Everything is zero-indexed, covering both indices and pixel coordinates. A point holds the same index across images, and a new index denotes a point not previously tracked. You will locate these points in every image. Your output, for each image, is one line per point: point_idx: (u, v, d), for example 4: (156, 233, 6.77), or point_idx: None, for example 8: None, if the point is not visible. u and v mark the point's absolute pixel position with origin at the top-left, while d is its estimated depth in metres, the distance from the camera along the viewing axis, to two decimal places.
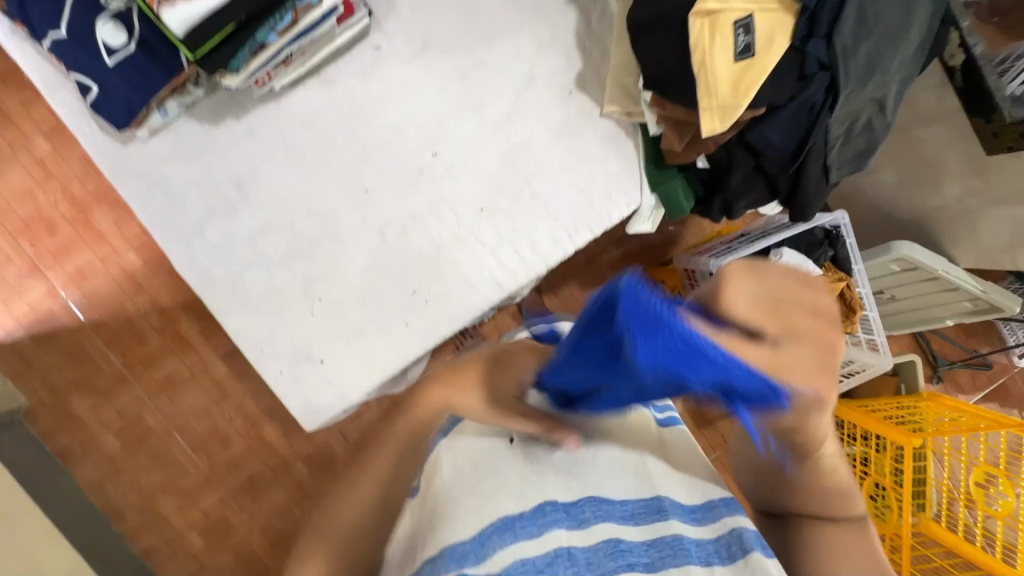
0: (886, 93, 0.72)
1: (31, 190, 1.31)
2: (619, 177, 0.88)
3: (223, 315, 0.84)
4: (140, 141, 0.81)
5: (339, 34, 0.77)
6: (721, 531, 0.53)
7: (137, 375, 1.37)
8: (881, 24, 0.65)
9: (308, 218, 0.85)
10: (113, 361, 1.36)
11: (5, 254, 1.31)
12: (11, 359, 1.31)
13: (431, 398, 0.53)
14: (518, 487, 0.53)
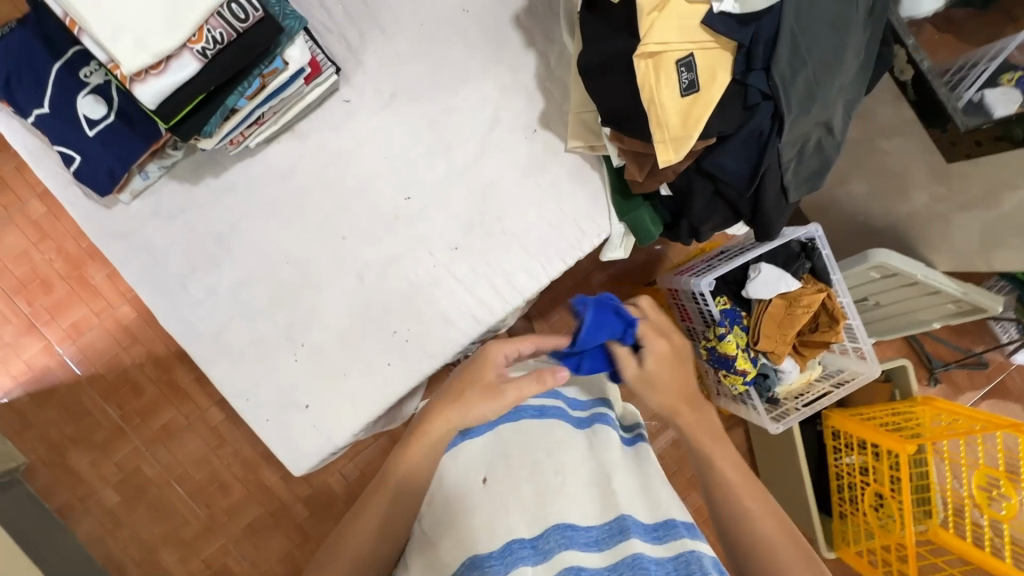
0: (834, 115, 0.75)
1: (26, 251, 1.34)
2: (589, 208, 0.92)
3: (210, 366, 0.87)
4: (124, 203, 0.85)
5: (308, 92, 0.81)
6: (679, 549, 0.56)
7: (134, 427, 1.37)
8: (818, 53, 0.67)
9: (289, 267, 0.88)
10: (110, 414, 1.37)
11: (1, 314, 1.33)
12: (9, 418, 1.33)
13: (432, 430, 0.63)
14: (487, 526, 0.58)
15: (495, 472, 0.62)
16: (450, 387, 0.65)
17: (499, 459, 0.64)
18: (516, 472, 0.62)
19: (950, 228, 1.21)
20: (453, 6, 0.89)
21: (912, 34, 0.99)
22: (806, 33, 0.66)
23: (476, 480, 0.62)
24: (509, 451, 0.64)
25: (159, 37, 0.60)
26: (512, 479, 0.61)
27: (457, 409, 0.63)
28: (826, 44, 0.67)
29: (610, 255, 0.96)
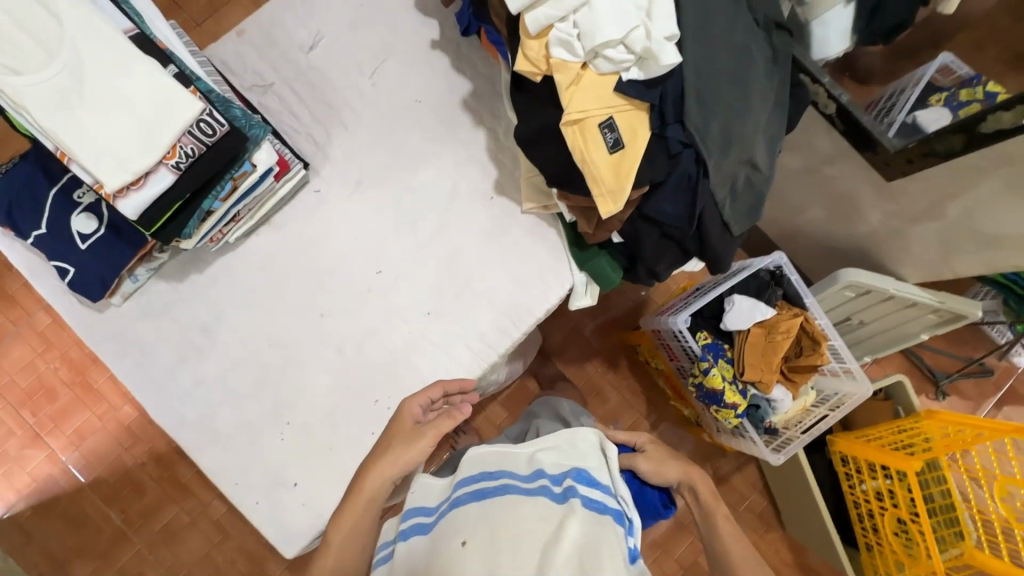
0: (756, 154, 0.81)
1: (32, 361, 1.40)
2: (551, 263, 0.97)
3: (199, 455, 0.89)
4: (116, 306, 0.91)
5: (279, 188, 0.89)
6: None
7: (136, 530, 1.37)
8: (726, 104, 0.75)
9: (270, 350, 0.92)
10: (112, 519, 1.37)
11: (9, 428, 1.37)
12: (13, 532, 1.34)
13: (368, 483, 0.74)
14: None
15: (474, 537, 0.62)
16: (377, 446, 0.77)
17: (482, 519, 0.64)
18: (496, 545, 0.61)
19: (908, 242, 1.25)
20: (407, 98, 1.00)
21: (827, 74, 1.08)
22: (712, 88, 0.73)
23: (456, 542, 0.63)
24: (491, 517, 0.64)
25: (136, 158, 0.67)
26: (493, 545, 0.61)
27: (388, 456, 0.75)
28: (732, 96, 0.75)
29: (577, 304, 1.00)
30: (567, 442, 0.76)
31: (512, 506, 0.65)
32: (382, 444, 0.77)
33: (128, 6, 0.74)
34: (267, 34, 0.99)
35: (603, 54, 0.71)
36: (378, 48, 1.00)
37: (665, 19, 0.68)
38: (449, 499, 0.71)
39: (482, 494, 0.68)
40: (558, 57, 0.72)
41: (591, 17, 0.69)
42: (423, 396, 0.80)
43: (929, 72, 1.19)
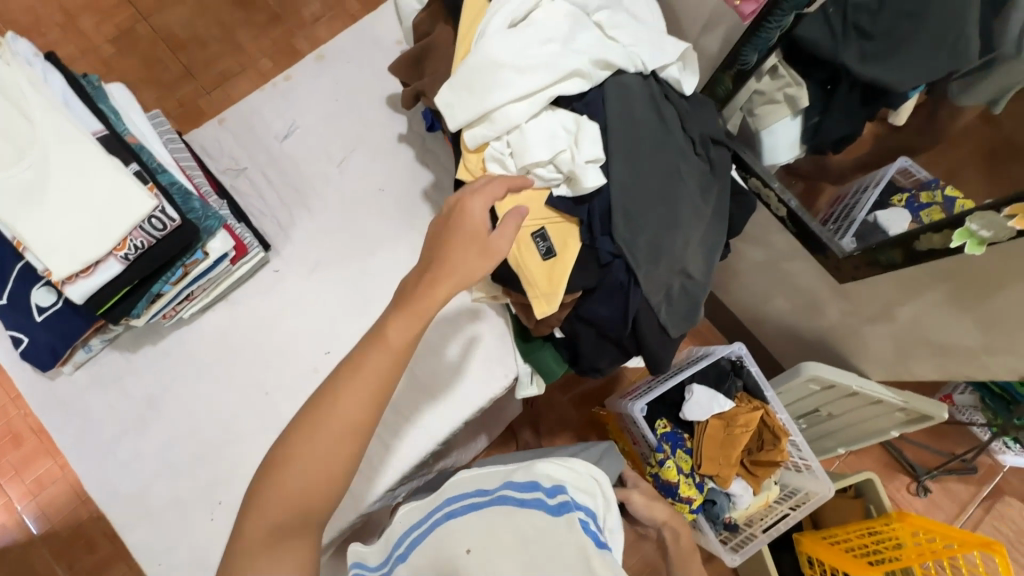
0: (688, 264, 0.83)
1: (4, 407, 1.41)
2: (497, 353, 0.99)
3: (126, 531, 0.89)
4: (66, 374, 0.93)
5: (236, 269, 0.94)
6: None
7: None
8: (651, 220, 0.78)
9: (210, 425, 0.93)
10: None
11: None
12: None
13: (438, 293, 0.69)
14: None
15: (476, 546, 0.63)
16: (438, 254, 0.71)
17: (483, 533, 0.64)
18: (495, 554, 0.61)
19: (867, 341, 1.25)
20: (370, 187, 1.05)
21: (777, 179, 1.13)
22: (638, 207, 0.77)
23: (460, 551, 0.64)
24: (489, 530, 0.64)
25: (86, 249, 0.71)
26: (491, 558, 0.61)
27: (458, 267, 0.70)
28: (658, 213, 0.79)
29: (523, 392, 1.01)
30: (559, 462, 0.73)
31: (507, 520, 0.64)
32: (445, 245, 0.71)
33: (105, 107, 0.81)
34: (246, 123, 1.07)
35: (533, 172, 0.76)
36: (348, 140, 1.07)
37: (588, 146, 0.73)
38: (441, 510, 0.71)
39: (476, 506, 0.68)
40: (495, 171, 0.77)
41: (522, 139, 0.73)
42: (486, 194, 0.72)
43: (888, 172, 1.22)
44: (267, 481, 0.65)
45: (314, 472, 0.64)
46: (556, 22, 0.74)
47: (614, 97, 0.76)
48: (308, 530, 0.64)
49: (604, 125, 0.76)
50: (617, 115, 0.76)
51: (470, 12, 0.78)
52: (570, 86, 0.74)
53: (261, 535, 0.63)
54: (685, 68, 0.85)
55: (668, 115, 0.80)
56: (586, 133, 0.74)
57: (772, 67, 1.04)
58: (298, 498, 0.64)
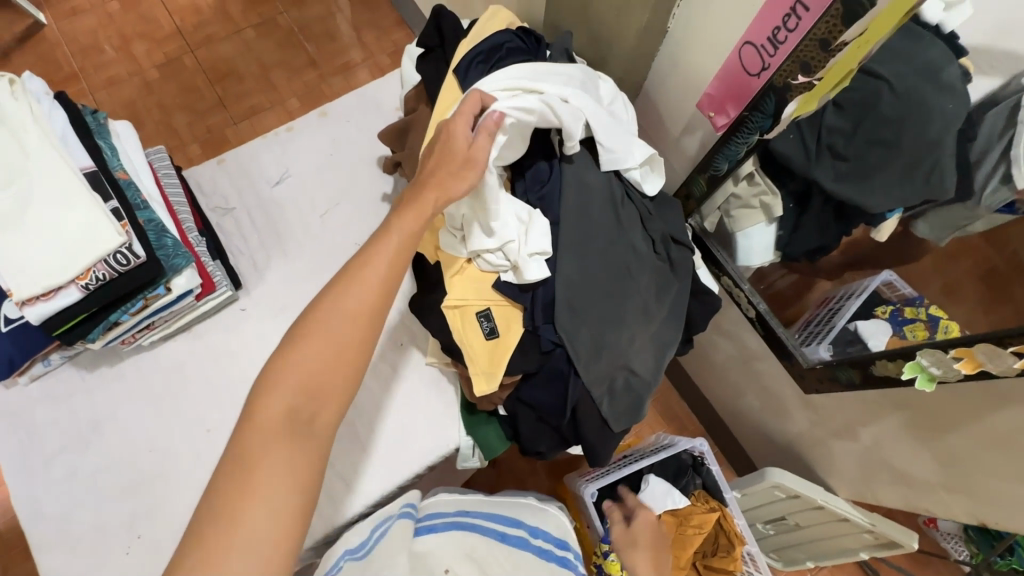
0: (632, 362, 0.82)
1: None
2: (440, 419, 0.99)
3: (40, 552, 0.88)
4: (22, 384, 0.96)
5: (201, 304, 0.96)
6: None
7: None
8: (593, 312, 0.80)
9: (146, 457, 0.94)
10: None
11: None
12: None
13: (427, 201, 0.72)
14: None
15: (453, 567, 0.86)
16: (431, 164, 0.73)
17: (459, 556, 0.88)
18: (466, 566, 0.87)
19: (831, 454, 1.22)
20: (348, 240, 1.09)
21: (747, 281, 1.15)
22: (582, 299, 0.80)
23: (440, 569, 0.86)
24: (466, 552, 0.89)
25: (48, 277, 0.75)
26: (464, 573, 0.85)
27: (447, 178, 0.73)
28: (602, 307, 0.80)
29: (465, 464, 1.00)
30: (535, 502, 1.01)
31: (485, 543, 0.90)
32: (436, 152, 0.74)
33: (104, 145, 0.87)
34: (243, 166, 1.13)
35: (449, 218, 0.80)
36: (335, 194, 1.12)
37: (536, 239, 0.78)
38: (425, 522, 0.94)
39: (457, 525, 0.93)
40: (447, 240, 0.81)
41: (477, 218, 0.78)
42: (468, 112, 0.74)
43: (872, 283, 1.04)
44: (281, 365, 0.63)
45: (334, 348, 0.64)
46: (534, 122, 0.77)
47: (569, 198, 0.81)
48: (325, 408, 0.63)
49: (558, 219, 0.81)
50: (571, 211, 0.80)
51: (445, 99, 0.83)
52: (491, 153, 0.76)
53: (279, 411, 0.61)
54: (651, 171, 0.88)
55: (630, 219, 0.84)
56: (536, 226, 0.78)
57: (749, 174, 1.03)
58: (310, 378, 0.63)
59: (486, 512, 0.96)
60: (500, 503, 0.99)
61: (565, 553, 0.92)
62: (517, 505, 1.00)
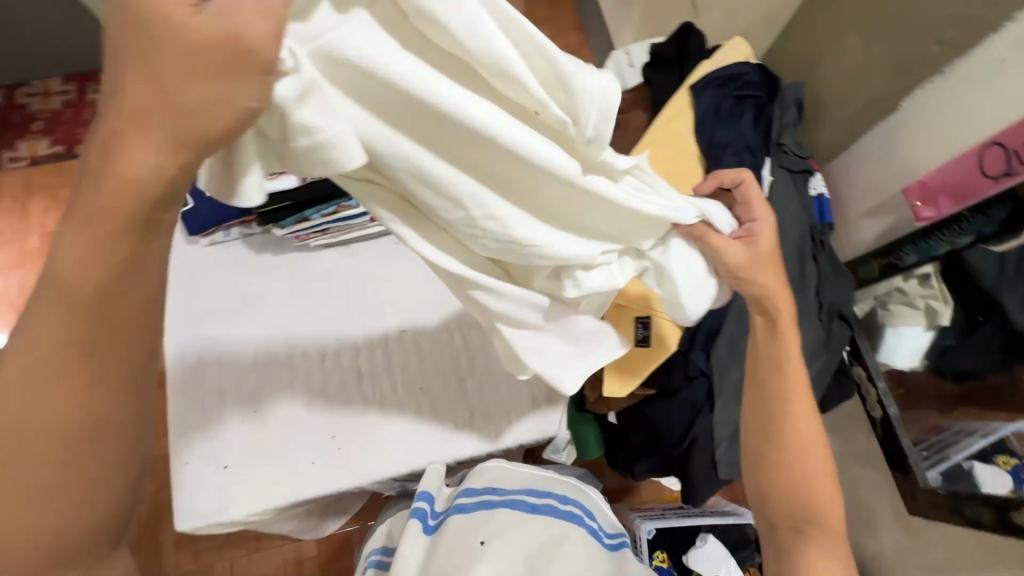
0: (787, 340, 0.71)
1: None
2: (548, 403, 0.97)
3: (173, 394, 0.97)
4: (200, 245, 1.06)
5: (371, 227, 1.07)
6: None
7: None
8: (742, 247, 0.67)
9: (283, 343, 1.02)
10: None
11: None
12: None
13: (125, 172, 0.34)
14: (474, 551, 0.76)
15: (492, 539, 0.78)
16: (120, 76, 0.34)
17: (497, 531, 0.79)
18: (511, 549, 0.77)
19: None
20: None
21: (884, 379, 1.09)
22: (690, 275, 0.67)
23: (477, 543, 0.77)
24: (503, 523, 0.81)
25: None
26: (508, 548, 0.77)
27: (168, 119, 0.34)
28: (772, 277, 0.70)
29: (552, 455, 1.00)
30: (550, 474, 0.95)
31: (520, 520, 0.82)
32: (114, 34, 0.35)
33: None
34: None
35: (212, 164, 0.45)
36: None
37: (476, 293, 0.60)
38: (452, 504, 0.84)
39: (488, 504, 0.84)
40: (205, 186, 0.46)
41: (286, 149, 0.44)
42: None
43: (1002, 428, 0.96)
44: None
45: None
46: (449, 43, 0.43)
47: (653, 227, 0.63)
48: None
49: None
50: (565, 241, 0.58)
51: (676, 106, 0.82)
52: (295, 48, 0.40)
53: None
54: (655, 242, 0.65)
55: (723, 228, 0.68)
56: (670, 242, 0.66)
57: (924, 275, 0.98)
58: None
59: (511, 486, 0.87)
60: (511, 479, 0.90)
61: (590, 518, 0.88)
62: (536, 476, 0.93)
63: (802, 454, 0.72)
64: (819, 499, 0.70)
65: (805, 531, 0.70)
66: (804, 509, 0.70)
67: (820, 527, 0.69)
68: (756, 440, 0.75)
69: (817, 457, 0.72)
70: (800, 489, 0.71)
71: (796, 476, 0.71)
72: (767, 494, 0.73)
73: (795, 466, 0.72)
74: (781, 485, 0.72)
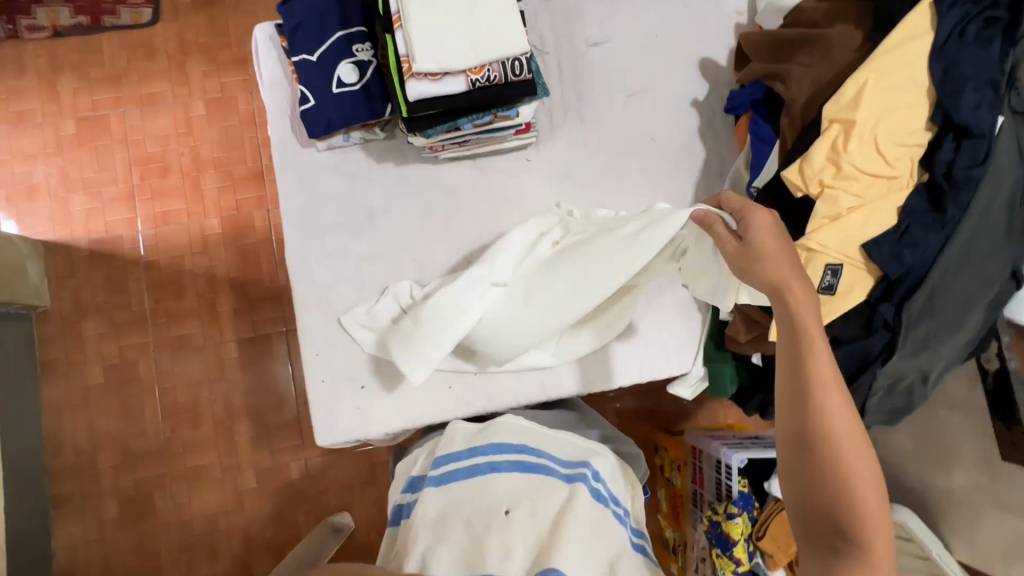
0: (812, 335, 0.65)
1: (169, 136, 1.53)
2: (683, 343, 0.98)
3: (304, 314, 0.93)
4: (316, 149, 0.96)
5: (510, 140, 0.96)
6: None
7: (154, 323, 1.49)
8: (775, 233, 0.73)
9: (413, 265, 0.97)
10: (143, 303, 1.50)
11: (116, 176, 1.51)
12: (62, 259, 1.49)
13: None
14: (480, 528, 0.77)
15: (518, 509, 0.78)
16: None
17: (523, 503, 0.79)
18: (530, 528, 0.77)
19: (977, 522, 1.21)
20: (644, 132, 1.04)
21: (1009, 333, 1.10)
22: (763, 251, 0.71)
23: (499, 511, 0.78)
24: (530, 494, 0.80)
25: (453, 58, 0.73)
26: (524, 523, 0.77)
27: None
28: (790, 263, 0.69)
29: (676, 390, 1.00)
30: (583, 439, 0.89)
31: (539, 491, 0.80)
32: None
33: None
34: (567, 12, 1.05)
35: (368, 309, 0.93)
36: (647, 79, 1.05)
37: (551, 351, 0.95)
38: (488, 460, 0.83)
39: (524, 468, 0.82)
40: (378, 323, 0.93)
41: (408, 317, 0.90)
42: None
43: None
44: None
45: None
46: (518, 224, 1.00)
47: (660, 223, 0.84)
48: None
49: (964, 211, 0.73)
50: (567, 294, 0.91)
51: (910, 26, 0.72)
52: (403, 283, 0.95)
53: None
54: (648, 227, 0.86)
55: (739, 226, 0.74)
56: (691, 233, 0.86)
57: None
58: None
59: (542, 449, 0.85)
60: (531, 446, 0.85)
61: (609, 500, 0.84)
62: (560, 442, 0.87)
63: (849, 460, 0.62)
64: (863, 511, 0.61)
65: (843, 550, 0.61)
66: (842, 523, 0.61)
67: (863, 546, 0.60)
68: (791, 446, 0.66)
69: (864, 462, 0.62)
70: (841, 498, 0.61)
71: (836, 483, 0.62)
72: (798, 505, 0.65)
73: (835, 474, 0.62)
74: (821, 497, 0.63)
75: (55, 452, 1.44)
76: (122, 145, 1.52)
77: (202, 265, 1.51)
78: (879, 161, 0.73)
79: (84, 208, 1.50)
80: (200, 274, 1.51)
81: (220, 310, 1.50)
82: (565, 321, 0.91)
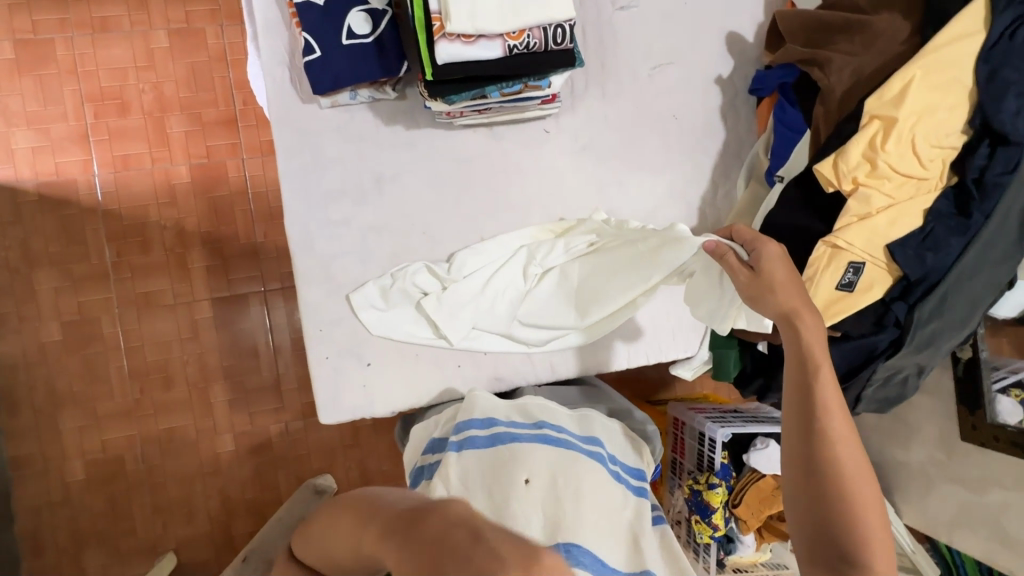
0: (820, 362, 0.68)
1: (126, 69, 1.36)
2: (688, 329, 1.00)
3: (306, 285, 0.87)
4: (319, 106, 0.87)
5: (532, 109, 0.90)
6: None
7: (117, 278, 1.37)
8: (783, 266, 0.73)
9: (423, 237, 0.91)
10: (103, 255, 1.37)
11: (65, 110, 1.34)
12: (7, 203, 1.33)
13: None
14: (502, 499, 0.75)
15: (538, 478, 0.76)
16: None
17: (546, 473, 0.77)
18: (554, 496, 0.75)
19: (929, 491, 1.32)
20: (666, 108, 1.00)
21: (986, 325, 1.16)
22: (773, 280, 0.71)
23: (520, 480, 0.76)
24: (553, 466, 0.78)
25: (489, 20, 0.68)
26: (545, 497, 0.75)
27: None
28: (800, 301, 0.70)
29: (678, 371, 1.02)
30: (591, 419, 0.89)
31: (560, 464, 0.78)
32: None
33: None
34: None
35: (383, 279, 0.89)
36: (672, 50, 1.00)
37: (558, 338, 0.94)
38: (509, 431, 0.81)
39: (545, 440, 0.80)
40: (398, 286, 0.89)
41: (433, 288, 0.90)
42: None
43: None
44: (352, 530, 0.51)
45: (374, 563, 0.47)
46: (533, 201, 0.96)
47: (672, 247, 0.84)
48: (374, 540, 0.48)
49: (987, 216, 0.74)
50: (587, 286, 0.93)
51: (963, 24, 0.71)
52: (421, 266, 0.90)
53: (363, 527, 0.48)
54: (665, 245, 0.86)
55: (752, 257, 0.74)
56: (699, 259, 0.85)
57: None
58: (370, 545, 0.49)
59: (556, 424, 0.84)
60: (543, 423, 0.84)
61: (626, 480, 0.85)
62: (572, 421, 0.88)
63: (850, 479, 0.64)
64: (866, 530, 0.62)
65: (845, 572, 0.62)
66: (845, 544, 0.63)
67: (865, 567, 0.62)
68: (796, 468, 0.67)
69: (865, 484, 0.64)
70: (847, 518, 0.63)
71: (839, 503, 0.63)
72: (804, 524, 0.65)
73: (840, 494, 0.63)
74: (825, 517, 0.64)
75: (10, 413, 1.34)
76: (70, 76, 1.34)
77: (169, 217, 1.39)
78: (913, 161, 0.73)
79: (28, 145, 1.33)
80: (168, 226, 1.39)
81: (190, 265, 1.40)
82: (585, 307, 0.92)
